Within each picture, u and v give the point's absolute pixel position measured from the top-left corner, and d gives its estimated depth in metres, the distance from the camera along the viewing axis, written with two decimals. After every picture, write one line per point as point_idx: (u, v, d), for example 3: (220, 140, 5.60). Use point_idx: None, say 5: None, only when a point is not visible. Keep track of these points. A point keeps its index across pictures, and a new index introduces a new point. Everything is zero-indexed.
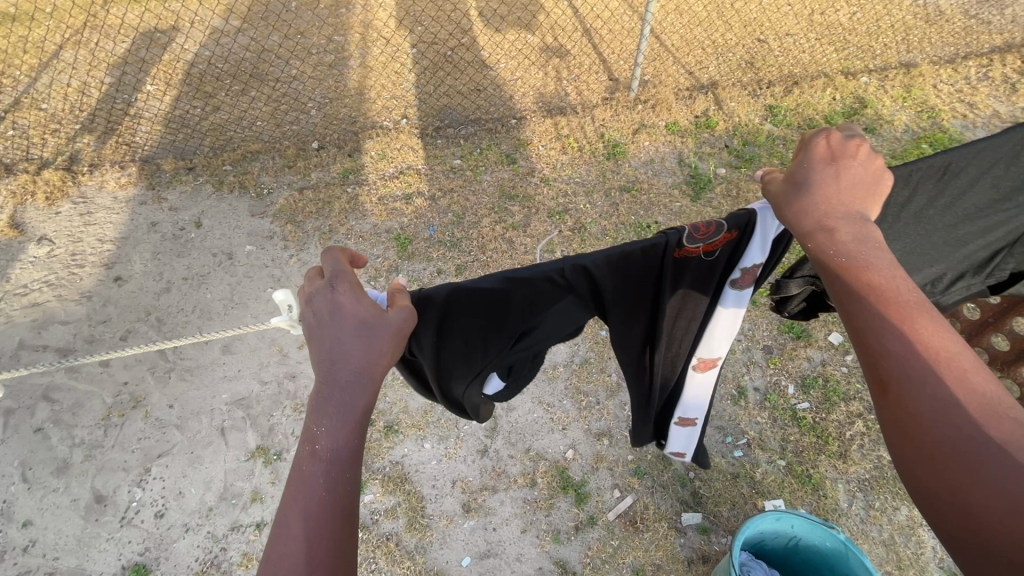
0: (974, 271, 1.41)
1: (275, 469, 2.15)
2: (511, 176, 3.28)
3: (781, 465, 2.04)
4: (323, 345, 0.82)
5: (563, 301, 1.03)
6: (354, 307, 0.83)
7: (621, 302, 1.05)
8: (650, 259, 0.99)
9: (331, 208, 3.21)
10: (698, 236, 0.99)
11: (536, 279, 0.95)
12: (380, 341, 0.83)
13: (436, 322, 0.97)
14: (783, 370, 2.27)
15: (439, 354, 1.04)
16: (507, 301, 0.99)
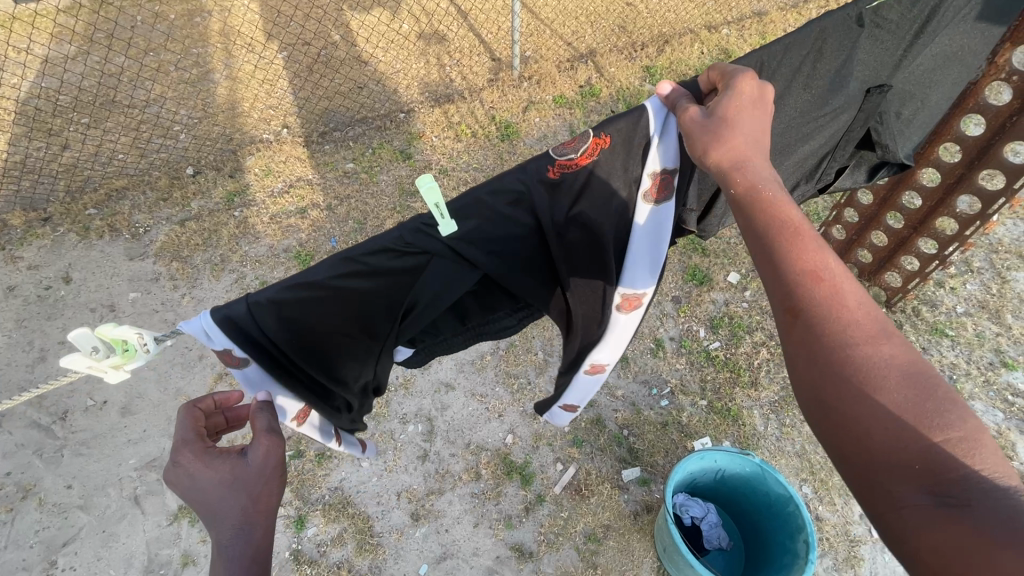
0: (805, 178, 1.59)
1: (203, 526, 1.99)
2: (408, 172, 3.20)
3: (703, 405, 2.20)
4: (202, 512, 0.95)
5: (430, 271, 0.99)
6: (208, 473, 0.96)
7: (495, 256, 1.02)
8: (501, 203, 0.98)
9: (219, 237, 2.97)
10: (566, 147, 1.00)
11: (375, 254, 0.93)
12: (250, 478, 0.96)
13: (283, 333, 0.97)
14: (692, 316, 2.46)
15: (310, 356, 1.03)
16: (352, 297, 0.97)
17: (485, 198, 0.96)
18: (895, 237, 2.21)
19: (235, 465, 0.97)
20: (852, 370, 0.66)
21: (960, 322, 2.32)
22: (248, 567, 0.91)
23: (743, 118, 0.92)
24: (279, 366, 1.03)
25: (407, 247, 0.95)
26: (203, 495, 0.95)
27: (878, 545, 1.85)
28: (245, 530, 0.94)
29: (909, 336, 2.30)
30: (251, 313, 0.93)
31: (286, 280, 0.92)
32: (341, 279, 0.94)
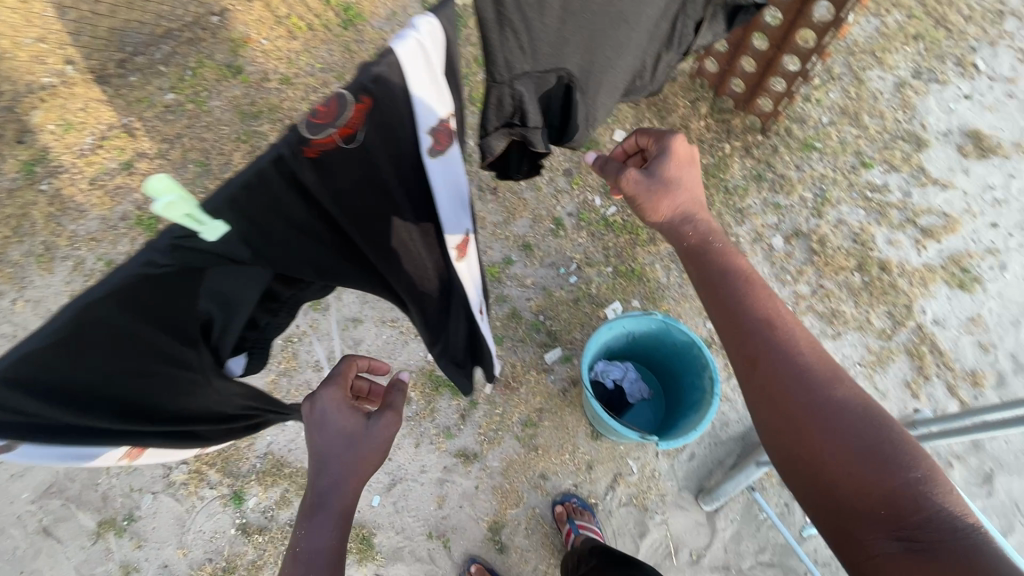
0: (666, 45, 1.32)
1: (134, 532, 1.86)
2: (244, 90, 2.66)
3: (609, 272, 2.23)
4: (319, 436, 1.17)
5: (210, 281, 0.82)
6: (339, 415, 1.19)
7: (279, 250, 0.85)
8: (267, 193, 0.72)
9: (32, 221, 2.44)
10: (322, 120, 0.70)
11: (124, 290, 0.70)
12: (364, 438, 1.18)
13: (66, 402, 0.78)
14: (586, 187, 2.39)
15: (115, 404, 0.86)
16: (119, 339, 0.77)
17: (241, 204, 0.71)
18: (761, 60, 2.17)
19: (362, 427, 1.19)
20: (813, 416, 0.89)
21: (827, 134, 2.42)
22: (333, 509, 1.11)
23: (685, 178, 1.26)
24: (73, 436, 0.83)
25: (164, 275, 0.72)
26: (327, 443, 1.16)
27: None
28: (342, 497, 1.13)
29: (784, 158, 2.38)
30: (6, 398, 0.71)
31: (20, 346, 0.68)
32: (85, 328, 0.71)
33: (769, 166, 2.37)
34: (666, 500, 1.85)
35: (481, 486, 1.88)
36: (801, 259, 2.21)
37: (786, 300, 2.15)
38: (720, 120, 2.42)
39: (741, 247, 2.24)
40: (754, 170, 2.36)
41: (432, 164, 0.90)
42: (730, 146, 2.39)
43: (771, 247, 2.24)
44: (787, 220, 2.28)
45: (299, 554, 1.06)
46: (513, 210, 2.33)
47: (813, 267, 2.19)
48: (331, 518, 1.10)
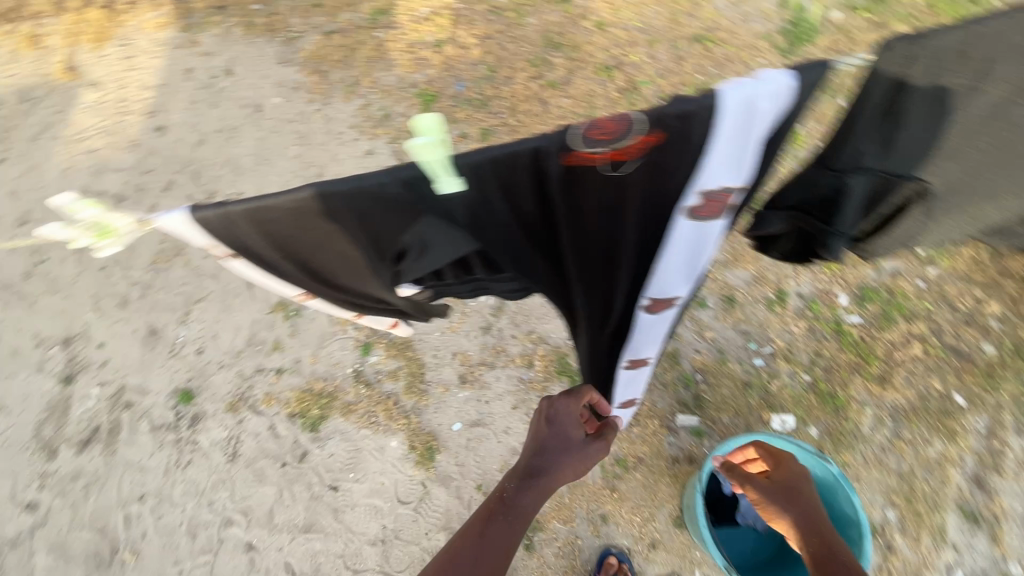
0: None
1: (294, 324, 2.21)
2: (561, 20, 2.73)
3: (804, 381, 1.84)
4: (548, 427, 1.23)
5: (426, 224, 0.74)
6: (569, 425, 1.24)
7: (497, 226, 0.77)
8: (511, 177, 0.69)
9: (357, 56, 2.84)
10: (598, 137, 0.65)
11: (361, 195, 0.67)
12: (578, 454, 1.21)
13: (275, 247, 0.76)
14: (840, 278, 1.96)
15: (315, 273, 0.85)
16: (339, 225, 0.72)
17: (505, 170, 0.68)
18: None
19: (579, 441, 1.23)
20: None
21: None
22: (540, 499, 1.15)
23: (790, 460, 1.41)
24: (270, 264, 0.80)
25: (421, 178, 0.66)
26: (551, 435, 1.22)
27: None
28: (549, 481, 1.16)
29: None
30: (229, 225, 0.70)
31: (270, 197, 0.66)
32: (325, 211, 0.69)
33: None
34: None
35: None
36: None
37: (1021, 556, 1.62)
38: None
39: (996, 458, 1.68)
40: None
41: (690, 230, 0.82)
42: None
43: None
44: None
45: (505, 500, 1.12)
46: (738, 257, 2.03)
47: None
48: (537, 491, 1.15)
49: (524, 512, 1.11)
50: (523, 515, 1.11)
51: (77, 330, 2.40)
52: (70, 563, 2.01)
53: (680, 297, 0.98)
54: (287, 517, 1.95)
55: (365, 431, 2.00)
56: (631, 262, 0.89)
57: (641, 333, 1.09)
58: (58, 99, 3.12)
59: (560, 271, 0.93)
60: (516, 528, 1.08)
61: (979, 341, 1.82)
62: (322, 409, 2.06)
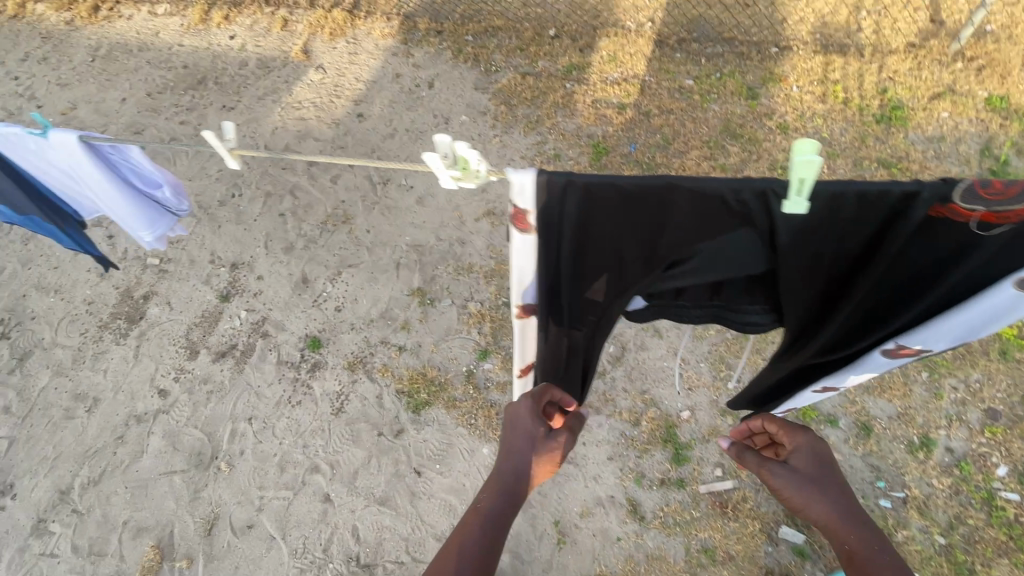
0: None
1: (426, 311, 2.39)
2: (744, 113, 2.86)
3: (938, 543, 1.68)
4: (508, 431, 1.05)
5: (736, 231, 0.82)
6: (527, 423, 1.05)
7: (810, 252, 0.85)
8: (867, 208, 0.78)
9: (545, 99, 3.12)
10: (989, 193, 0.73)
11: (709, 196, 0.77)
12: (547, 447, 1.04)
13: (578, 225, 0.83)
14: (1000, 446, 1.80)
15: (581, 267, 0.91)
16: (663, 211, 0.80)
17: (876, 198, 0.76)
18: None
19: (544, 435, 1.04)
20: None
21: None
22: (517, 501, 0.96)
23: (803, 442, 1.12)
24: (557, 249, 0.88)
25: (779, 191, 0.75)
26: (512, 441, 1.02)
27: None
28: (525, 484, 0.98)
29: None
30: (562, 194, 0.79)
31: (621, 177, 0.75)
32: (663, 195, 0.78)
33: None
34: None
35: (622, 542, 1.80)
36: None
37: None
38: None
39: None
40: None
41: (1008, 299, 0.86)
42: None
43: None
44: None
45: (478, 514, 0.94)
46: (886, 387, 1.92)
47: None
48: (510, 502, 0.96)
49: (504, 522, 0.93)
50: (500, 527, 0.92)
51: (244, 258, 2.70)
52: (176, 454, 2.23)
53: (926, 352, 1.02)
54: (369, 484, 2.04)
55: (463, 430, 2.08)
56: (907, 311, 0.94)
57: (858, 374, 1.12)
58: (288, 71, 3.65)
59: (827, 306, 0.97)
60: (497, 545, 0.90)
61: None
62: (429, 395, 2.17)
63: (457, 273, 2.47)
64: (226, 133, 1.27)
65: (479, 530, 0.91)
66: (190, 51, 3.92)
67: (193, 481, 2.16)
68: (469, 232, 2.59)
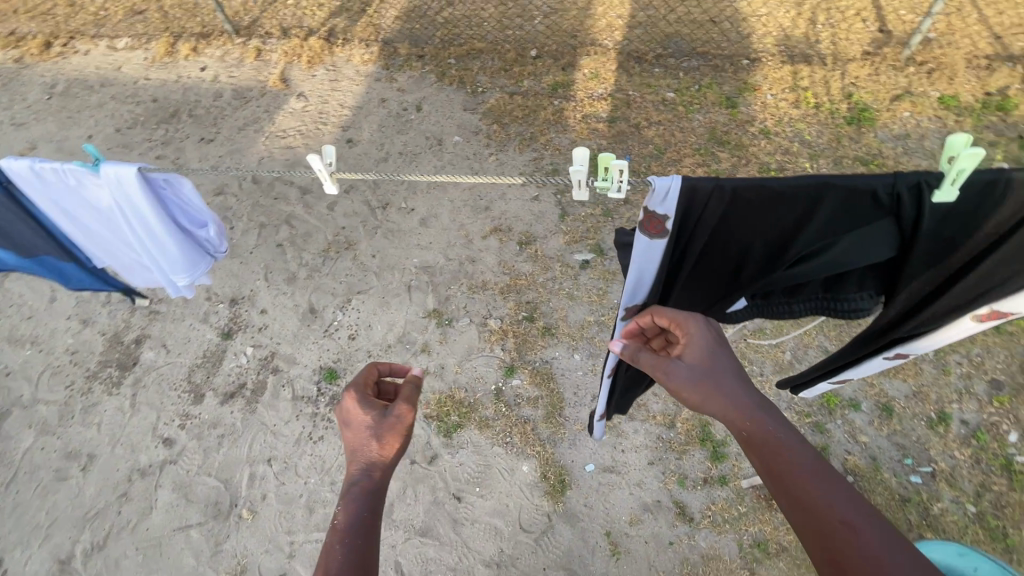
0: None
1: (445, 331, 2.36)
2: (727, 121, 3.02)
3: (970, 511, 1.77)
4: (350, 436, 1.04)
5: (872, 223, 0.96)
6: (361, 412, 1.05)
7: (939, 236, 0.98)
8: (999, 192, 0.91)
9: (536, 116, 3.21)
10: None
11: (852, 191, 0.91)
12: (386, 427, 1.02)
13: (719, 221, 0.99)
14: (1008, 414, 1.92)
15: (712, 257, 1.06)
16: (805, 209, 0.95)
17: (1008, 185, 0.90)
18: None
19: (378, 418, 1.03)
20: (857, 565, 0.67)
21: None
22: (369, 498, 0.94)
23: (694, 330, 0.98)
24: (688, 245, 1.04)
25: (925, 180, 0.90)
26: (352, 442, 1.02)
27: None
28: (373, 475, 0.97)
29: None
30: (706, 198, 0.96)
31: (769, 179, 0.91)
32: (807, 193, 0.92)
33: None
34: None
35: (676, 546, 1.80)
36: None
37: None
38: None
39: None
40: None
41: None
42: None
43: None
44: None
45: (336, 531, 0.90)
46: (899, 368, 2.02)
47: None
48: (364, 499, 0.94)
49: (365, 525, 0.91)
50: (360, 531, 0.90)
51: (244, 293, 2.59)
52: (190, 505, 2.09)
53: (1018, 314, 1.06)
54: (406, 516, 1.96)
55: (498, 449, 2.04)
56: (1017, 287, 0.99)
57: (940, 339, 1.16)
58: (267, 100, 3.57)
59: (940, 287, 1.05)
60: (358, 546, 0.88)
61: None
62: (460, 417, 2.12)
63: (472, 291, 2.46)
64: (328, 157, 1.21)
65: (339, 541, 0.88)
66: (158, 84, 3.77)
67: (212, 532, 2.03)
68: (478, 249, 2.58)
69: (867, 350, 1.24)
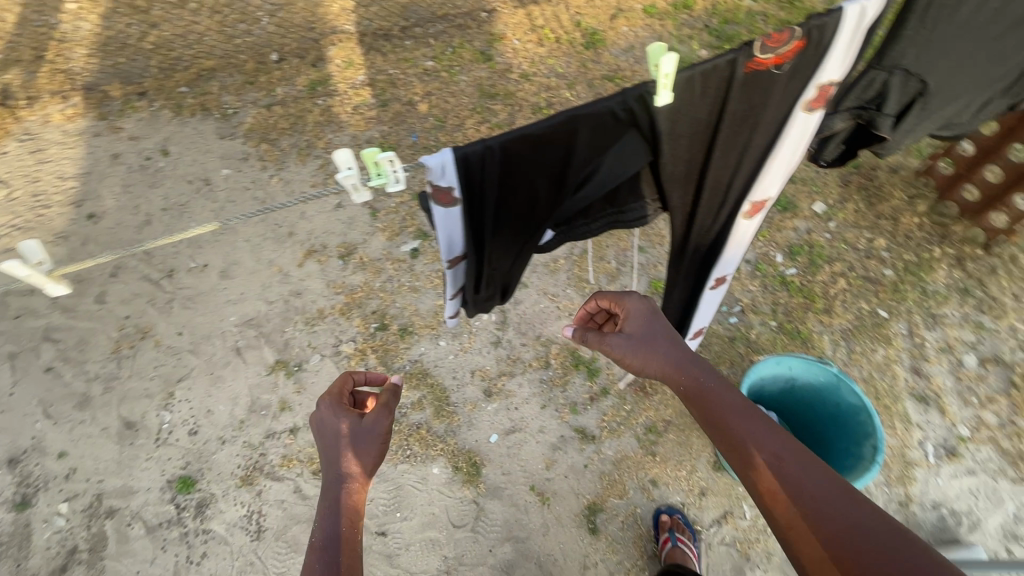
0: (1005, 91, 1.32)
1: (298, 379, 2.16)
2: (489, 74, 3.13)
3: (773, 325, 2.22)
4: (326, 449, 1.09)
5: (624, 138, 0.94)
6: (337, 421, 1.11)
7: (680, 139, 0.97)
8: (706, 85, 0.90)
9: (305, 123, 2.97)
10: (772, 44, 0.89)
11: (597, 116, 0.87)
12: (362, 436, 1.09)
13: (497, 183, 0.90)
14: (772, 242, 2.40)
15: (506, 216, 0.99)
16: (567, 144, 0.89)
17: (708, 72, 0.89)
18: (1013, 172, 2.15)
19: (356, 429, 1.09)
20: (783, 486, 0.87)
21: None
22: (348, 509, 1.00)
23: (632, 303, 1.20)
24: (480, 211, 0.94)
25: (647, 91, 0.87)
26: (329, 452, 1.07)
27: (933, 470, 1.91)
28: (354, 484, 1.03)
29: (998, 281, 2.25)
30: (480, 163, 0.86)
31: (523, 127, 0.84)
32: (561, 131, 0.87)
33: (980, 285, 2.25)
34: (772, 561, 1.77)
35: (591, 466, 1.94)
36: (996, 387, 2.05)
37: (965, 421, 1.99)
38: (936, 222, 2.39)
39: (925, 351, 2.13)
40: (961, 282, 2.26)
41: (798, 118, 1.04)
42: (941, 250, 2.33)
43: (960, 362, 2.10)
44: (986, 342, 2.14)
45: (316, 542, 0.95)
46: None
47: (1007, 399, 2.02)
48: (344, 508, 1.00)
49: (344, 536, 0.96)
50: (342, 544, 0.95)
51: (24, 445, 2.03)
52: None
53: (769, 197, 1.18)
54: None
55: (403, 466, 1.96)
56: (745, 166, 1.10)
57: (731, 247, 1.26)
58: None
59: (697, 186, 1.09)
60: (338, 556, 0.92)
61: (880, 268, 2.31)
62: None
63: (311, 325, 2.27)
64: (32, 255, 0.97)
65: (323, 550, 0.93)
66: None
67: None
68: (299, 280, 2.37)
69: (685, 281, 1.32)
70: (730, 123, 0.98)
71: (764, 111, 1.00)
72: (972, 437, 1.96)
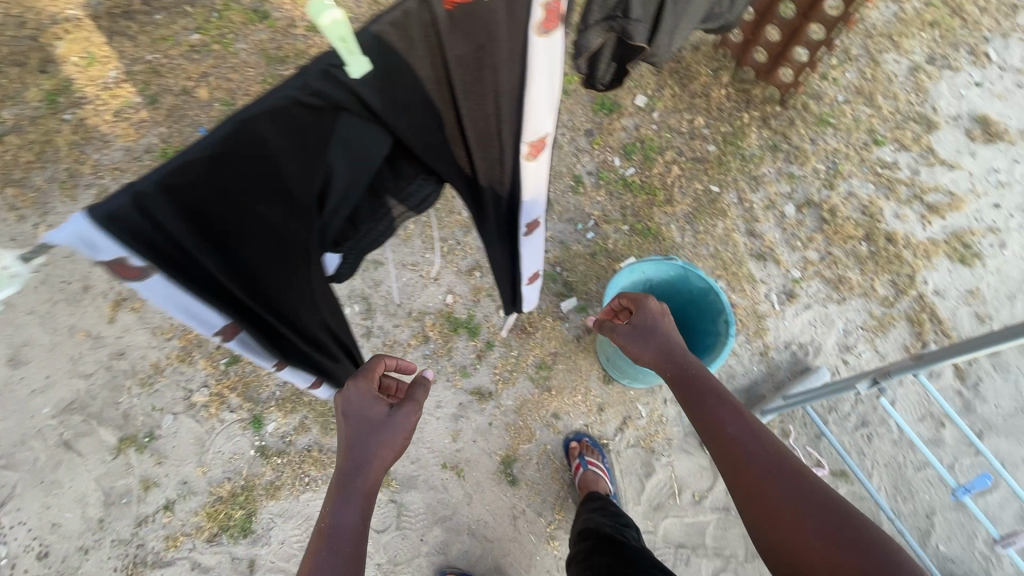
0: None
1: (155, 449, 1.87)
2: (269, 33, 2.67)
3: (626, 230, 2.28)
4: (344, 427, 1.10)
5: (339, 124, 0.78)
6: (364, 403, 1.10)
7: (403, 102, 0.83)
8: (404, 36, 0.75)
9: (55, 148, 2.38)
10: None
11: (276, 114, 0.69)
12: (385, 430, 1.09)
13: (193, 229, 0.72)
14: (607, 148, 2.41)
15: (242, 256, 0.81)
16: (261, 157, 0.71)
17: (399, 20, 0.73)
18: (788, 28, 2.30)
19: (385, 417, 1.10)
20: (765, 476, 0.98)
21: (841, 111, 2.52)
22: (363, 501, 1.05)
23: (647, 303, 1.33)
24: (196, 263, 0.76)
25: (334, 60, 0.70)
26: (350, 432, 1.08)
27: (780, 316, 2.15)
28: (368, 478, 1.06)
29: (799, 130, 2.47)
30: (143, 215, 0.66)
31: (179, 155, 0.65)
32: (244, 144, 0.68)
33: (785, 138, 2.46)
34: (673, 445, 1.93)
35: (495, 422, 1.94)
36: (813, 227, 2.31)
37: (795, 265, 2.24)
38: (740, 90, 2.54)
39: (754, 213, 2.32)
40: (771, 140, 2.46)
41: (539, 47, 0.85)
42: (749, 115, 2.50)
43: (783, 214, 2.33)
44: (800, 189, 2.37)
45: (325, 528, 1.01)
46: None
47: (823, 234, 2.29)
48: (356, 497, 1.04)
49: (347, 539, 1.00)
50: (349, 538, 1.00)
51: None
52: None
53: (550, 135, 1.02)
54: None
55: (305, 495, 1.85)
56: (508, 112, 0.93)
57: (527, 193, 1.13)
58: None
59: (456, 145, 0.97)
60: (346, 548, 0.99)
61: (705, 146, 2.43)
62: (244, 506, 1.82)
63: (148, 385, 1.93)
64: None
65: (335, 541, 0.99)
66: None
67: None
68: (115, 338, 1.97)
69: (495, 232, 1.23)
70: (455, 70, 0.82)
71: (493, 49, 0.82)
72: (804, 277, 2.22)
